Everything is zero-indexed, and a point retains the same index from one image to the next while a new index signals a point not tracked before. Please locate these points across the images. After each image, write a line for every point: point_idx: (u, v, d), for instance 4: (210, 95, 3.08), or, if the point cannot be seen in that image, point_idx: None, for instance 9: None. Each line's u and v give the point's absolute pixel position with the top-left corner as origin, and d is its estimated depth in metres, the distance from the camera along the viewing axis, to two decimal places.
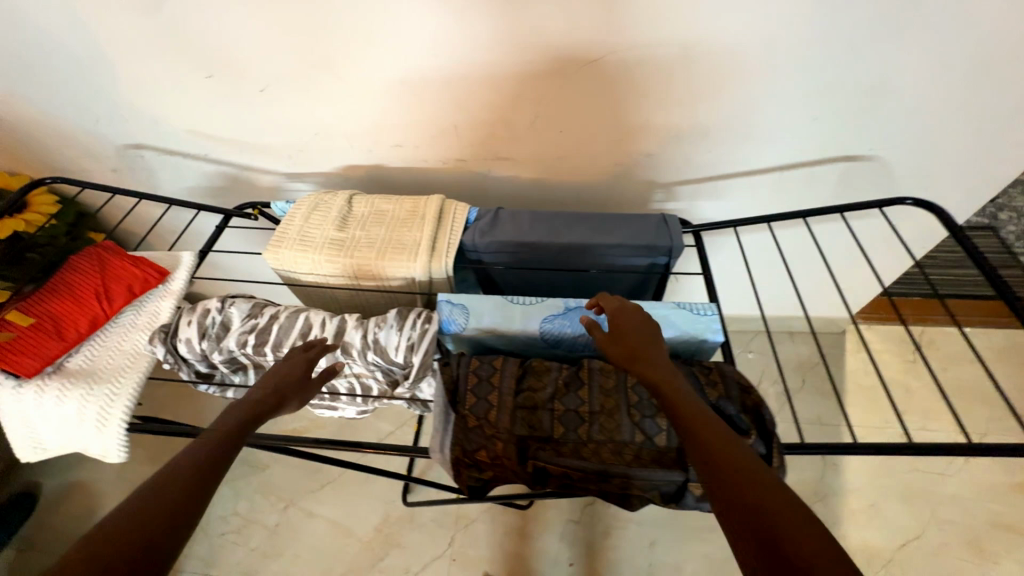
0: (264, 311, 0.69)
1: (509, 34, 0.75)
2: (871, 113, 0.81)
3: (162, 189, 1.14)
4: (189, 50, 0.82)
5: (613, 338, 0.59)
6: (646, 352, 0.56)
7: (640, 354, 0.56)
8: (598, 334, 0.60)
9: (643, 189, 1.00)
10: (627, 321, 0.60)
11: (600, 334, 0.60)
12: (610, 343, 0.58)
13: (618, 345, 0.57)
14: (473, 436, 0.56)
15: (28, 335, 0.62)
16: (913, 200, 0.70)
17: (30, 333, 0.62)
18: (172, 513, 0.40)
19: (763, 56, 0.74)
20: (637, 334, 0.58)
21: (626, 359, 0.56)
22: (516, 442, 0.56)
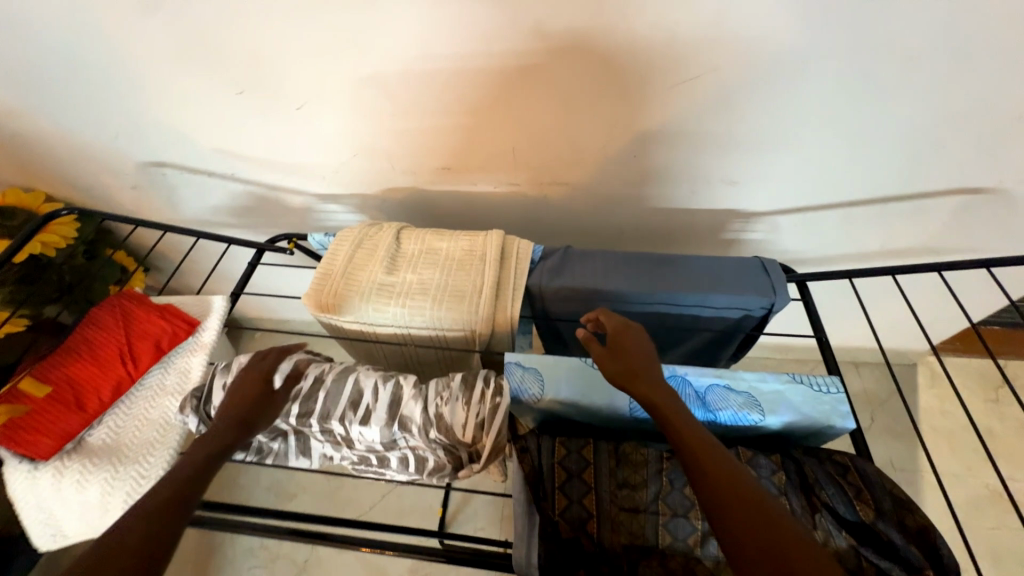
0: (307, 372, 0.61)
1: (587, 47, 0.64)
2: (1015, 144, 0.68)
3: (185, 207, 1.05)
4: (220, 63, 0.73)
5: (611, 355, 0.55)
6: (646, 373, 0.52)
7: (641, 376, 0.52)
8: (596, 348, 0.56)
9: (719, 218, 0.89)
10: (630, 340, 0.56)
11: (598, 349, 0.56)
12: (608, 360, 0.54)
13: (615, 362, 0.54)
14: (567, 548, 0.47)
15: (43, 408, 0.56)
16: None
17: (44, 406, 0.56)
18: (152, 538, 0.41)
19: (894, 76, 0.62)
20: (635, 354, 0.55)
21: (624, 377, 0.52)
22: (617, 556, 0.47)
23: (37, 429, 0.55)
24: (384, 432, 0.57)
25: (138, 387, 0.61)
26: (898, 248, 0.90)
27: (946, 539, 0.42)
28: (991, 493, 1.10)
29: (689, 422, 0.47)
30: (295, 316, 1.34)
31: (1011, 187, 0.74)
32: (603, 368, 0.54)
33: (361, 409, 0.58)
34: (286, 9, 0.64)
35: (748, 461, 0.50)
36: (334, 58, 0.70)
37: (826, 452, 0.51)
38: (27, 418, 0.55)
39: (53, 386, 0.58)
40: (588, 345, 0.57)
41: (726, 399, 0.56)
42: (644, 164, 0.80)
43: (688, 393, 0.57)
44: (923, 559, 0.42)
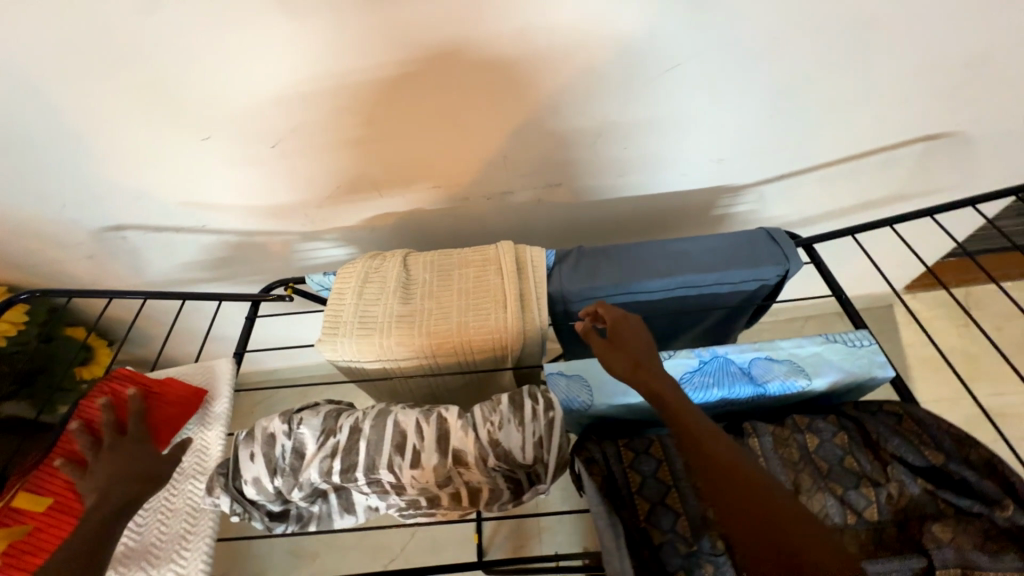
0: (341, 423, 0.57)
1: (571, 47, 0.64)
2: (969, 90, 0.73)
3: (151, 270, 0.97)
4: (182, 110, 0.67)
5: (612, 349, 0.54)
6: (649, 363, 0.52)
7: (643, 366, 0.52)
8: (599, 342, 0.55)
9: (708, 196, 0.91)
10: (630, 331, 0.56)
11: (598, 343, 0.55)
12: (608, 354, 0.54)
13: (617, 356, 0.53)
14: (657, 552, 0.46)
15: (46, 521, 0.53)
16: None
17: (47, 521, 0.53)
18: None
19: (859, 39, 0.66)
20: (635, 347, 0.54)
21: (627, 370, 0.52)
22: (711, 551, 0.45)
23: (47, 546, 0.52)
24: (439, 470, 0.54)
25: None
26: (872, 200, 0.95)
27: (1016, 466, 0.44)
28: (983, 410, 1.18)
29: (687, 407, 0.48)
30: (286, 365, 1.26)
31: (967, 130, 0.80)
32: (604, 361, 0.54)
33: (409, 451, 0.55)
34: (253, 44, 0.60)
35: (807, 427, 0.51)
36: (311, 88, 0.66)
37: (875, 404, 0.52)
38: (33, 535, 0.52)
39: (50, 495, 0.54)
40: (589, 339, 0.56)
41: (771, 370, 0.57)
42: (636, 154, 0.81)
43: (734, 372, 0.57)
44: (997, 491, 0.45)
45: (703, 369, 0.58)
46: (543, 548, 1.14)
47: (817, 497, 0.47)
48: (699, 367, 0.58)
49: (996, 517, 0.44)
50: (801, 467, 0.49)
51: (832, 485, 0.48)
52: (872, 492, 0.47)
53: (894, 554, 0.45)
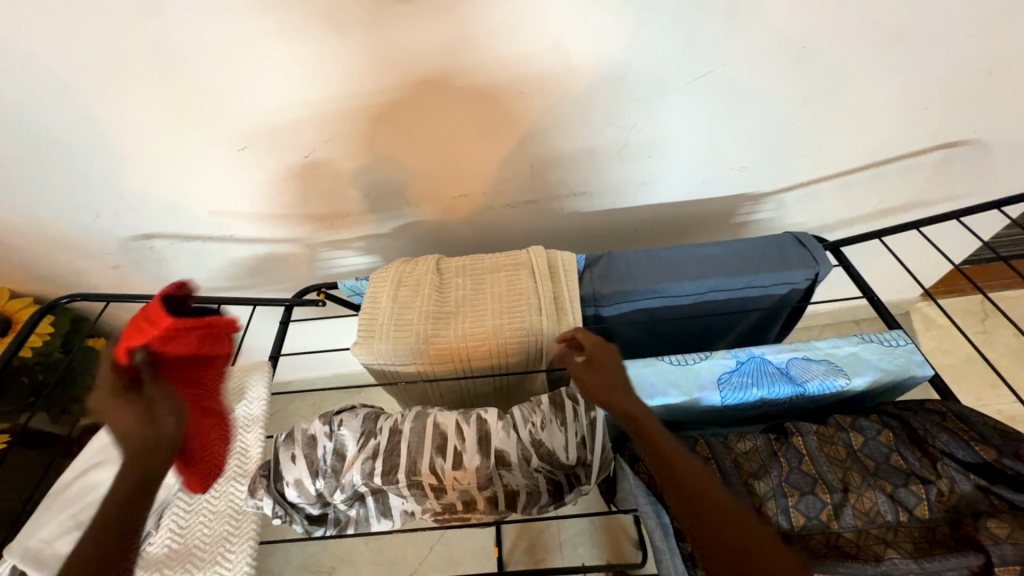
0: (381, 425, 0.57)
1: (600, 57, 0.66)
2: (986, 99, 0.76)
3: (176, 280, 0.98)
4: (224, 121, 0.69)
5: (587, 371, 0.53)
6: (622, 387, 0.51)
7: (618, 390, 0.51)
8: (576, 367, 0.54)
9: (729, 203, 0.93)
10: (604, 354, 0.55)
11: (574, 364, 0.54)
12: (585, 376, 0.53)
13: (592, 377, 0.52)
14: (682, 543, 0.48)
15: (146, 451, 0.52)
16: None
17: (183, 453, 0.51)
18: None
19: (880, 49, 0.68)
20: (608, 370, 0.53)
21: (603, 394, 0.51)
22: None
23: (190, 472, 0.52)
24: (482, 471, 0.54)
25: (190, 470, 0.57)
26: (889, 207, 0.97)
27: None
28: (1005, 417, 1.16)
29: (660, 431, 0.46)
30: (302, 375, 1.26)
31: (984, 138, 0.82)
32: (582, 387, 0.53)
33: (451, 453, 0.55)
34: (300, 57, 0.62)
35: (851, 426, 0.51)
36: (351, 100, 0.68)
37: (916, 402, 0.53)
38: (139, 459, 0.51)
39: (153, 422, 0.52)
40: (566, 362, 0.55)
41: (809, 369, 0.57)
42: (660, 163, 0.83)
43: (772, 371, 0.57)
44: None
45: (742, 369, 0.58)
46: (564, 561, 1.12)
47: (868, 495, 0.47)
48: (737, 367, 0.58)
49: None
50: (849, 465, 0.49)
51: (882, 482, 0.48)
52: (922, 489, 0.47)
53: (950, 551, 0.44)
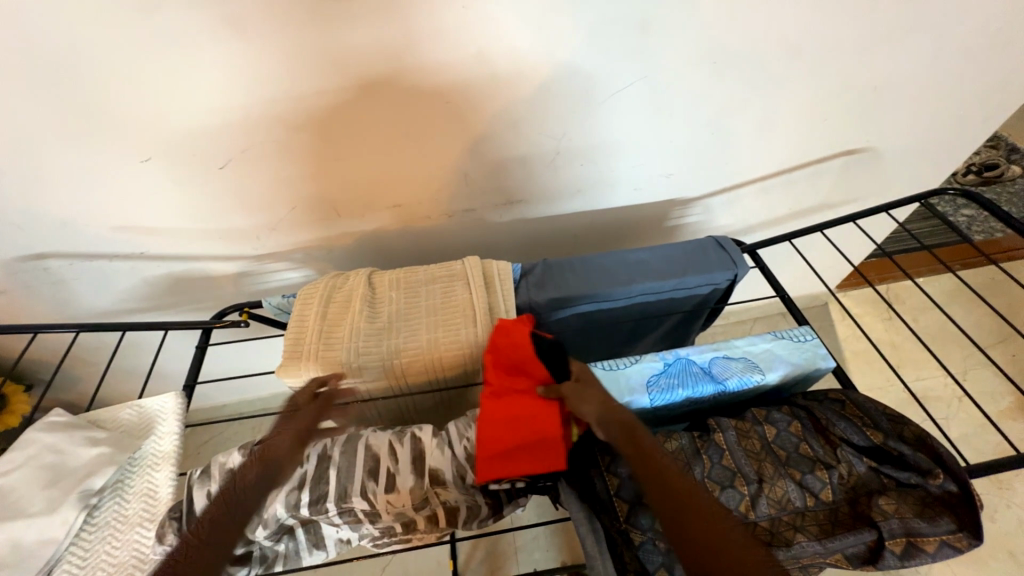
0: (308, 451, 0.54)
1: (527, 67, 0.67)
2: (875, 111, 0.84)
3: (79, 302, 0.88)
4: (124, 129, 0.63)
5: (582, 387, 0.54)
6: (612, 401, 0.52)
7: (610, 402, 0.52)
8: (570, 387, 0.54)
9: (661, 208, 0.97)
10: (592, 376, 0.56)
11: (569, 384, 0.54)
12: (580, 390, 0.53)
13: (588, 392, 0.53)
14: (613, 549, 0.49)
15: (552, 438, 0.53)
16: (954, 189, 0.76)
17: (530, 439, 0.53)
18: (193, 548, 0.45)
19: (783, 64, 0.74)
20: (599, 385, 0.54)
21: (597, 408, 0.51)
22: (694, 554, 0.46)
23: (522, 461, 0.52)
24: (417, 490, 0.53)
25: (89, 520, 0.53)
26: (802, 209, 1.05)
27: (942, 440, 0.49)
28: (908, 395, 1.29)
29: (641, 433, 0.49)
30: (235, 397, 1.18)
31: (877, 145, 0.91)
32: (577, 406, 0.52)
33: (383, 476, 0.53)
34: (206, 61, 0.58)
35: (765, 419, 0.55)
36: (268, 107, 0.64)
37: (821, 393, 0.58)
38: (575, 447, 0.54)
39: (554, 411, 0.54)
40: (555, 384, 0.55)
41: (729, 367, 0.60)
42: (592, 171, 0.85)
43: (696, 371, 0.60)
44: (929, 461, 0.49)
45: (668, 371, 0.60)
46: (520, 568, 1.12)
47: (779, 484, 0.51)
48: (664, 369, 0.60)
49: (930, 486, 0.48)
50: (762, 456, 0.52)
51: (791, 471, 0.51)
52: (826, 474, 0.51)
53: (849, 530, 0.48)
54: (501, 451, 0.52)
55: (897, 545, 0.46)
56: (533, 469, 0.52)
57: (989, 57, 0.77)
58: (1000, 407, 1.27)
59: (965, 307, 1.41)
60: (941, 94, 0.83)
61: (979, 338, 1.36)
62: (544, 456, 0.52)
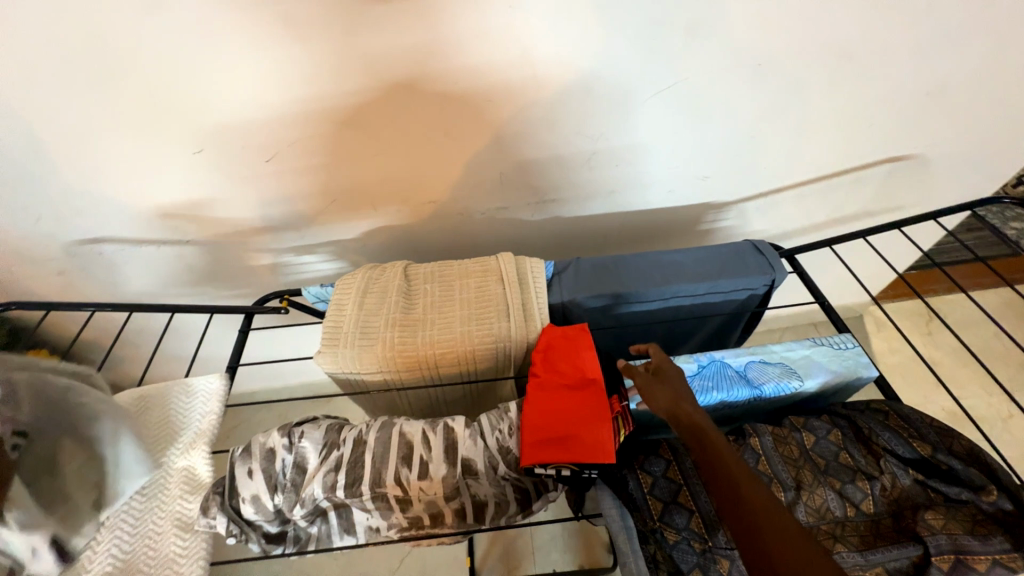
0: (344, 436, 0.55)
1: (567, 66, 0.67)
2: (923, 117, 0.81)
3: (127, 286, 0.92)
4: (180, 120, 0.66)
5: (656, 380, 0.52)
6: (689, 397, 0.50)
7: (685, 399, 0.50)
8: (643, 378, 0.53)
9: (694, 211, 0.96)
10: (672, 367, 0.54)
11: (642, 374, 0.53)
12: (651, 383, 0.52)
13: (659, 386, 0.51)
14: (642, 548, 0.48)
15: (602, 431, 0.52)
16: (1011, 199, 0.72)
17: (580, 428, 0.52)
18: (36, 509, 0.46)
19: (829, 67, 0.72)
20: (678, 379, 0.52)
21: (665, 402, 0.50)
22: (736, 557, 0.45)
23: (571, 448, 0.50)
24: (449, 479, 0.54)
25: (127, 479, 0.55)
26: (841, 216, 1.02)
27: (995, 455, 0.47)
28: (947, 413, 1.23)
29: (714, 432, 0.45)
30: (266, 384, 1.21)
31: (925, 153, 0.88)
32: (649, 396, 0.51)
33: (416, 463, 0.54)
34: (261, 58, 0.61)
35: (804, 426, 0.54)
36: (316, 102, 0.67)
37: (863, 403, 0.56)
38: (622, 446, 0.53)
39: (605, 407, 0.54)
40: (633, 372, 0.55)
41: (766, 372, 0.59)
42: (627, 171, 0.85)
43: (732, 375, 0.59)
44: (982, 478, 0.47)
45: (703, 373, 0.60)
46: (538, 567, 1.12)
47: (818, 492, 0.49)
48: (698, 371, 0.60)
49: (982, 503, 0.46)
50: (802, 464, 0.51)
51: (831, 480, 0.50)
52: (867, 485, 0.49)
53: (892, 543, 0.46)
54: (552, 436, 0.52)
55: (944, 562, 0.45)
56: (582, 457, 0.50)
57: None
58: None
59: (1010, 325, 1.35)
60: (995, 101, 0.80)
61: None
62: (591, 445, 0.51)
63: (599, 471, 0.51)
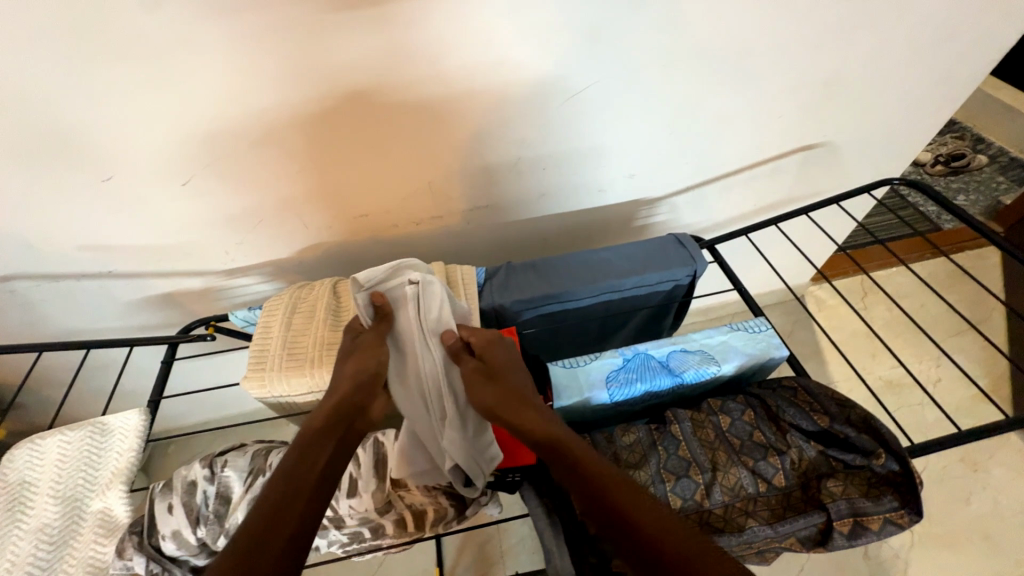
0: (270, 458, 0.54)
1: (482, 77, 0.69)
2: (826, 107, 0.87)
3: (45, 324, 0.87)
4: (84, 147, 0.64)
5: (484, 380, 0.53)
6: (523, 395, 0.52)
7: (519, 399, 0.52)
8: (473, 380, 0.53)
9: (628, 208, 0.99)
10: (497, 355, 0.56)
11: (467, 375, 0.53)
12: (481, 385, 0.53)
13: (489, 385, 0.53)
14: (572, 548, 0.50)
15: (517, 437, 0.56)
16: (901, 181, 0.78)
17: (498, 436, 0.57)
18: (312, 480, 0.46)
19: (734, 66, 0.76)
20: (510, 373, 0.54)
21: (503, 405, 0.51)
22: None
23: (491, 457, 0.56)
24: (377, 496, 0.55)
25: (29, 522, 0.50)
26: (768, 204, 1.08)
27: (886, 422, 0.50)
28: (884, 383, 1.31)
29: (574, 439, 0.48)
30: (216, 412, 1.18)
31: (833, 140, 0.94)
32: (479, 398, 0.52)
33: (345, 480, 0.56)
34: (163, 81, 0.60)
35: (720, 409, 0.56)
36: (228, 122, 0.65)
37: (776, 380, 0.59)
38: None
39: None
40: (460, 363, 0.54)
41: (686, 360, 0.62)
42: (556, 175, 0.87)
43: (655, 366, 0.61)
44: (874, 442, 0.50)
45: (627, 366, 0.61)
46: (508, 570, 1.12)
47: (732, 471, 0.52)
48: (623, 364, 0.62)
49: (875, 466, 0.49)
50: (717, 446, 0.54)
51: (744, 458, 0.53)
52: (778, 460, 0.52)
53: (800, 513, 0.49)
54: None
55: (843, 525, 0.48)
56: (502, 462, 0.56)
57: (935, 51, 0.80)
58: (972, 390, 1.30)
59: (934, 296, 1.44)
60: (889, 89, 0.86)
61: (950, 324, 1.39)
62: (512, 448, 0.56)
63: (521, 473, 0.56)
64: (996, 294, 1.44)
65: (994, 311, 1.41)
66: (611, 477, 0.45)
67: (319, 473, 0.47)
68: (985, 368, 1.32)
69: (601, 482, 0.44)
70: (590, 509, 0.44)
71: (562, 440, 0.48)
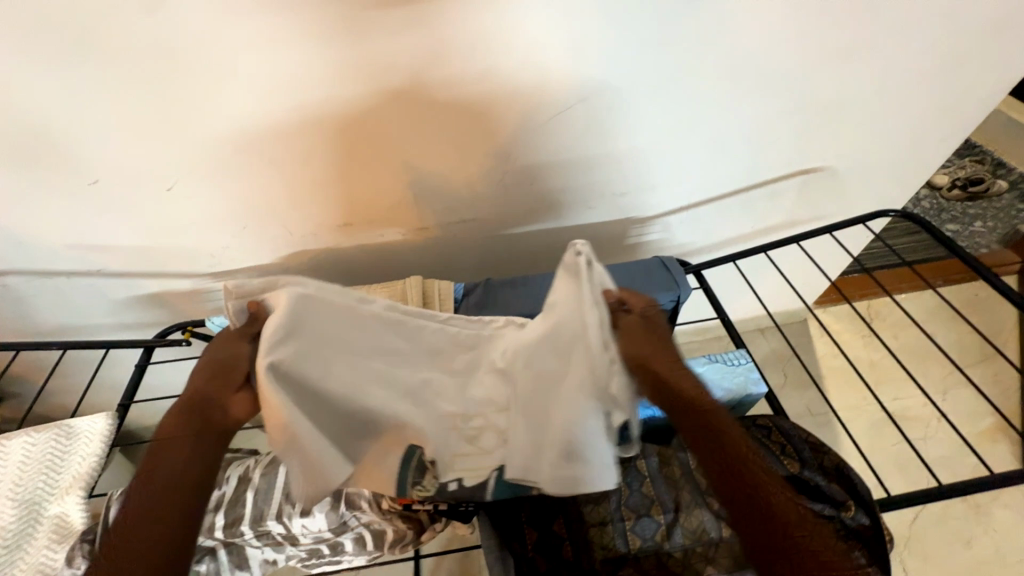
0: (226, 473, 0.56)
1: (466, 89, 0.68)
2: (825, 131, 0.84)
3: (36, 319, 0.89)
4: (71, 150, 0.65)
5: (646, 335, 0.53)
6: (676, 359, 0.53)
7: (673, 361, 0.52)
8: (631, 332, 0.52)
9: (620, 226, 0.97)
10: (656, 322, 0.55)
11: (625, 329, 0.53)
12: (641, 337, 0.53)
13: (648, 342, 0.52)
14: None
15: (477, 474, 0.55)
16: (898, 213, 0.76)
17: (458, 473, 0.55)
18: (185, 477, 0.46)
19: (729, 86, 0.74)
20: (666, 339, 0.54)
21: (653, 361, 0.51)
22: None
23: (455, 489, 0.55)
24: (331, 516, 0.56)
25: None
26: (767, 226, 1.05)
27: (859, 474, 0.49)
28: (886, 415, 1.26)
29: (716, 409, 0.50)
30: None
31: (834, 164, 0.91)
32: (637, 348, 0.51)
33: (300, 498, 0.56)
34: (146, 88, 0.60)
35: (690, 445, 0.56)
36: (211, 129, 0.66)
37: (751, 419, 0.56)
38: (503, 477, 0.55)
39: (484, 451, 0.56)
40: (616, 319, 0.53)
41: None
42: (544, 189, 0.86)
43: None
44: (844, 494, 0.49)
45: None
46: None
47: (695, 513, 0.51)
48: None
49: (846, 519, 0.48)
50: (682, 484, 0.53)
51: (709, 499, 0.52)
52: None
53: None
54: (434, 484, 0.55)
55: None
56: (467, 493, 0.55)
57: (942, 77, 0.77)
58: (979, 427, 1.24)
59: (944, 326, 1.38)
60: (893, 114, 0.83)
61: (960, 356, 1.33)
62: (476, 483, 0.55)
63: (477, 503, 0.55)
64: (1010, 327, 1.38)
65: (1007, 345, 1.35)
66: (745, 451, 0.47)
67: (190, 468, 0.46)
68: (994, 405, 1.26)
69: (735, 456, 0.46)
70: (719, 475, 0.46)
71: (704, 408, 0.49)
